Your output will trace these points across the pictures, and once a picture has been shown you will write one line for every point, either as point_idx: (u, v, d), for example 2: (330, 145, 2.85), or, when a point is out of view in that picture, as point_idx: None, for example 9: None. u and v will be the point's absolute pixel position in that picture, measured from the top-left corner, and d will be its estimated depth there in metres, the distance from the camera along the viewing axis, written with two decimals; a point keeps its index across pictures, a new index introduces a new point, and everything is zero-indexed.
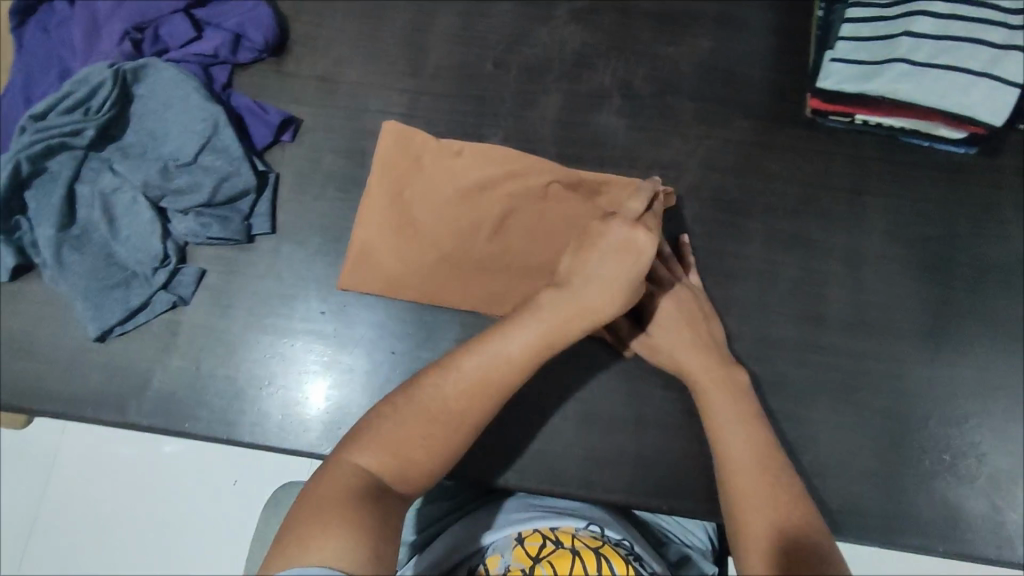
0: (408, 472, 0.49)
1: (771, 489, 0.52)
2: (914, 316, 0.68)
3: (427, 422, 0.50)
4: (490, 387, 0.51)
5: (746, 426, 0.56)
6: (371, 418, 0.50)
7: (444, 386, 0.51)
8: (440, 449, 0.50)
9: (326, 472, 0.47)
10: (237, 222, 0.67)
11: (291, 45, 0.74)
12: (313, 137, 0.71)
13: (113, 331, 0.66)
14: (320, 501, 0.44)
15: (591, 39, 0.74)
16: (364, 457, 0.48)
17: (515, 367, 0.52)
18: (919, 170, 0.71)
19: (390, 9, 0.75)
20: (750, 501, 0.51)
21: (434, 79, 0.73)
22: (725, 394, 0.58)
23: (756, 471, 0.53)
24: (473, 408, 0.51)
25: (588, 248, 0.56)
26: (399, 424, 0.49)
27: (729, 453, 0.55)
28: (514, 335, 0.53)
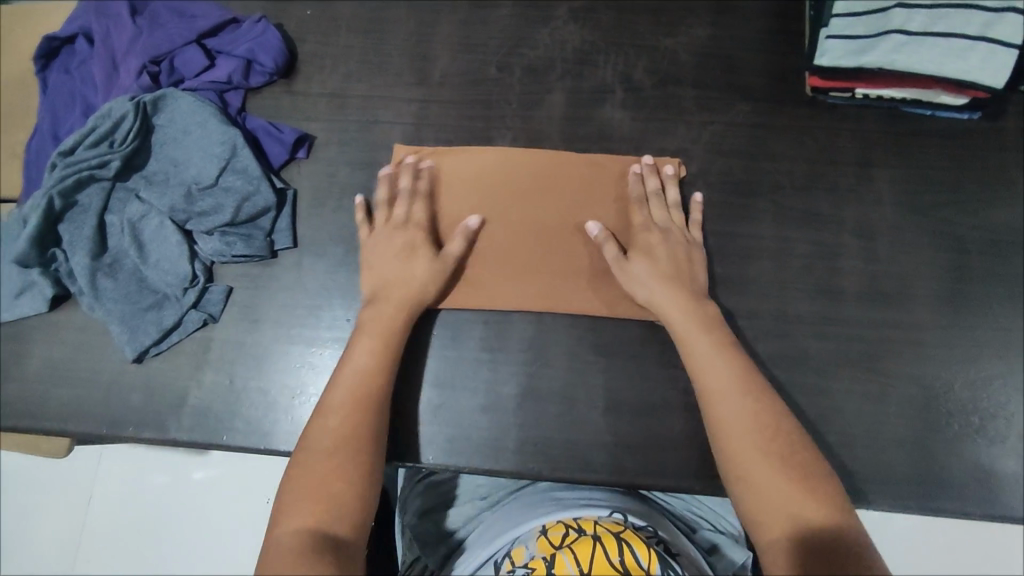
0: (338, 511, 0.54)
1: (760, 427, 0.57)
2: (930, 282, 0.68)
3: (330, 458, 0.56)
4: (361, 402, 0.60)
5: (728, 363, 0.60)
6: (286, 488, 0.56)
7: (323, 425, 0.58)
8: (353, 470, 0.56)
9: (271, 545, 0.52)
10: (260, 239, 0.69)
11: (300, 66, 0.76)
12: (328, 152, 0.73)
13: (149, 352, 0.68)
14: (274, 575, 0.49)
15: (590, 37, 0.76)
16: (293, 520, 0.53)
17: (369, 379, 0.61)
18: (924, 139, 0.72)
19: (393, 23, 0.77)
20: (744, 440, 0.57)
21: (441, 87, 0.75)
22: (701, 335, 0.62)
23: (745, 410, 0.58)
24: (357, 424, 0.58)
25: (393, 259, 0.66)
26: (306, 477, 0.55)
27: (722, 410, 0.59)
28: (355, 355, 0.62)
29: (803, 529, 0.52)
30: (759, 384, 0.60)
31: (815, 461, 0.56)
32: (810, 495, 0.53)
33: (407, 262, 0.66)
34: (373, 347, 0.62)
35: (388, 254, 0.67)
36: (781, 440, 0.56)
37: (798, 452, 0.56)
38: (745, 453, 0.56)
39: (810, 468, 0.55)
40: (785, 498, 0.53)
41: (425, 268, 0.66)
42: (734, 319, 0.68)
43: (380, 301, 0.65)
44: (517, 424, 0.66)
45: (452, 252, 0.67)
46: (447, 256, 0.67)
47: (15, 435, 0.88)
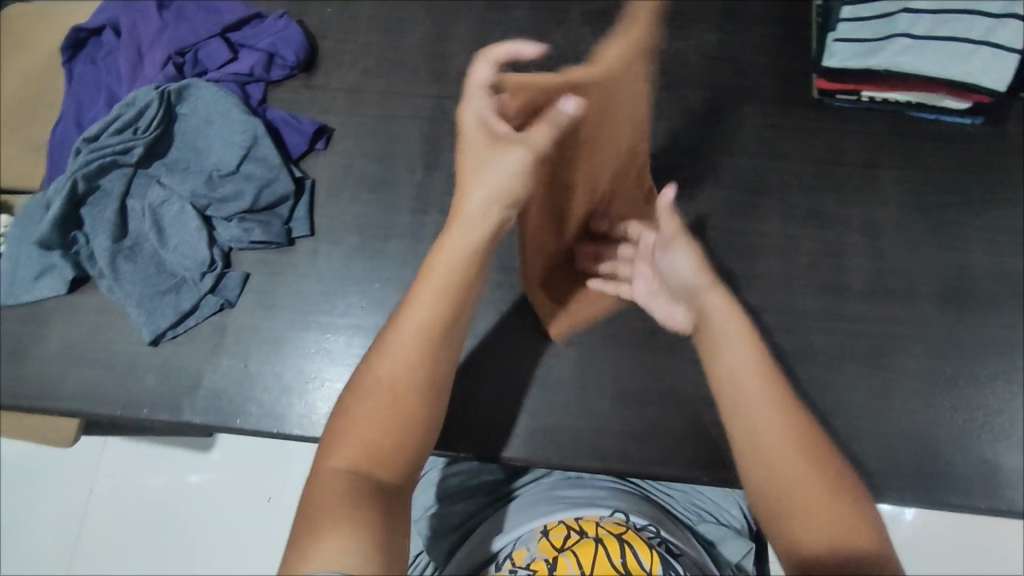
0: (386, 458, 0.50)
1: (796, 446, 0.50)
2: (935, 280, 0.70)
3: (381, 402, 0.52)
4: (428, 345, 0.54)
5: (761, 378, 0.54)
6: (334, 423, 0.52)
7: (383, 362, 0.54)
8: (413, 420, 0.52)
9: (313, 483, 0.48)
10: (278, 226, 0.71)
11: (320, 61, 0.79)
12: (345, 145, 0.75)
13: (166, 335, 0.69)
14: (322, 501, 0.46)
15: (603, 39, 0.78)
16: (337, 458, 0.49)
17: (432, 319, 0.55)
18: (927, 142, 0.73)
19: (411, 22, 0.80)
20: (779, 457, 0.50)
21: (457, 83, 0.77)
22: (735, 347, 0.56)
23: (778, 408, 0.52)
24: (425, 370, 0.54)
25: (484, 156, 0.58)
26: (357, 418, 0.51)
27: (759, 420, 0.52)
28: (423, 290, 0.56)
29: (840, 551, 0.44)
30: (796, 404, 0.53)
31: (849, 482, 0.49)
32: (846, 521, 0.46)
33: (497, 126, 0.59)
34: (440, 285, 0.55)
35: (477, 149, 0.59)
36: (817, 462, 0.50)
37: (834, 474, 0.49)
38: (777, 469, 0.49)
39: (846, 495, 0.48)
40: (819, 524, 0.46)
41: (507, 183, 0.57)
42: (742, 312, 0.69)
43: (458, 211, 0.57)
44: (528, 412, 0.67)
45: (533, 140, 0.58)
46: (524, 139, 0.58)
47: (12, 426, 0.87)
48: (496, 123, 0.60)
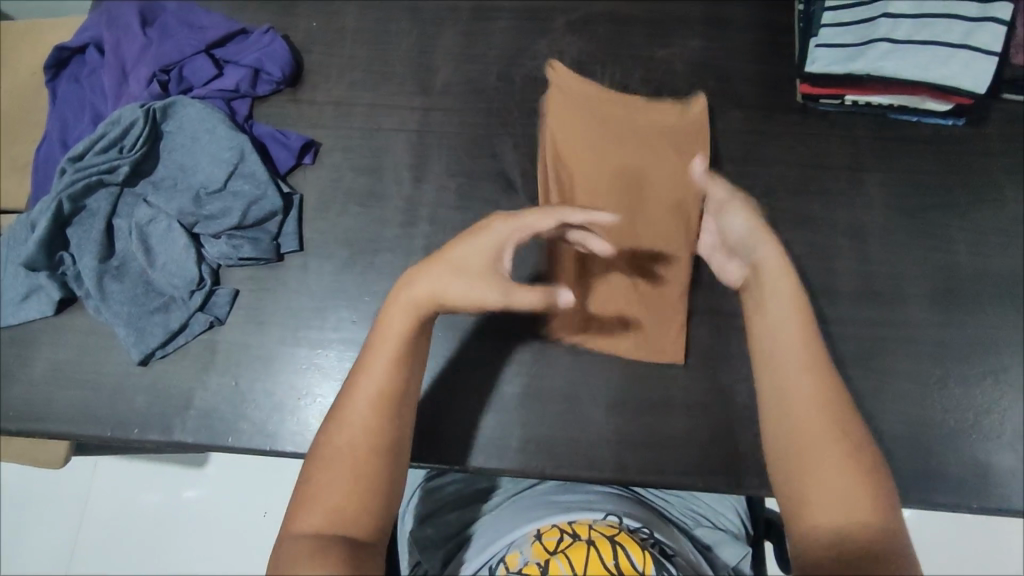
0: (354, 521, 0.47)
1: (832, 406, 0.51)
2: (922, 281, 0.70)
3: (344, 467, 0.49)
4: (387, 400, 0.52)
5: (802, 340, 0.55)
6: (300, 486, 0.49)
7: (338, 431, 0.50)
8: (379, 470, 0.49)
9: (279, 548, 0.46)
10: (267, 242, 0.70)
11: (305, 76, 0.79)
12: (333, 159, 0.75)
13: (155, 355, 0.68)
14: (291, 571, 0.44)
15: (588, 48, 0.79)
16: (304, 522, 0.47)
17: (390, 379, 0.52)
18: (911, 144, 0.74)
19: (396, 35, 0.80)
20: (813, 415, 0.51)
21: (443, 95, 0.77)
22: (779, 306, 0.56)
23: (817, 379, 0.52)
24: (381, 426, 0.51)
25: (466, 261, 0.55)
26: (323, 480, 0.48)
27: (794, 391, 0.52)
28: (383, 345, 0.53)
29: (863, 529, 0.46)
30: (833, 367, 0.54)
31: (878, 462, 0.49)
32: (864, 486, 0.47)
33: (487, 261, 0.55)
34: (398, 348, 0.53)
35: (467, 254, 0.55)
36: (850, 424, 0.50)
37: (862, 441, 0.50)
38: (810, 424, 0.50)
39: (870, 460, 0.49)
40: (843, 483, 0.47)
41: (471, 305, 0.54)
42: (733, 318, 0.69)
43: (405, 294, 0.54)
44: (522, 423, 0.67)
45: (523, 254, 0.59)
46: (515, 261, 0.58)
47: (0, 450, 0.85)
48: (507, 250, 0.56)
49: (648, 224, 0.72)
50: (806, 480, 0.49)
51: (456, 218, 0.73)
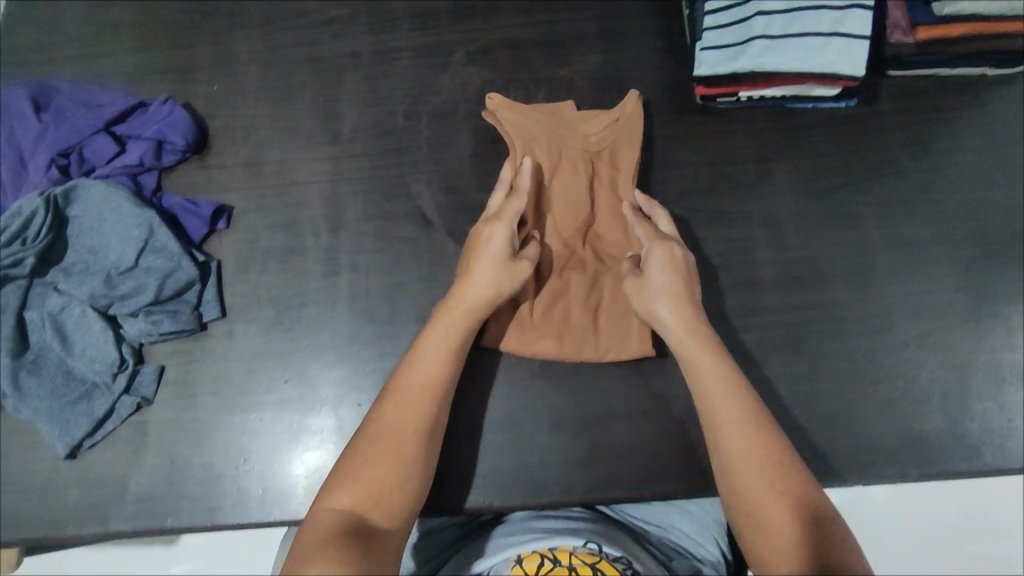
0: (382, 504, 0.55)
1: (765, 448, 0.55)
2: (839, 261, 0.72)
3: (385, 450, 0.57)
4: (427, 395, 0.60)
5: (724, 378, 0.59)
6: (340, 464, 0.57)
7: (385, 417, 0.58)
8: (411, 462, 0.57)
9: (309, 524, 0.53)
10: (187, 313, 0.69)
11: (211, 141, 0.78)
12: (247, 220, 0.75)
13: (83, 445, 0.66)
14: (313, 543, 0.50)
15: (490, 76, 0.80)
16: (339, 497, 0.54)
17: (435, 372, 0.61)
18: (810, 129, 0.77)
19: (298, 88, 0.80)
20: (750, 460, 0.55)
21: (352, 141, 0.77)
22: (699, 350, 0.61)
23: (739, 407, 0.57)
24: (419, 419, 0.59)
25: (484, 261, 0.64)
26: (366, 461, 0.56)
27: (721, 423, 0.57)
28: (427, 342, 0.62)
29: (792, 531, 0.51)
30: (771, 419, 0.57)
31: (799, 471, 0.54)
32: (788, 492, 0.53)
33: (499, 255, 0.64)
34: (444, 341, 0.62)
35: (489, 257, 0.64)
36: (787, 465, 0.54)
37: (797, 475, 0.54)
38: (748, 469, 0.54)
39: (811, 497, 0.53)
40: (784, 524, 0.51)
41: (493, 295, 0.63)
42: None
43: (452, 303, 0.64)
44: (467, 458, 0.66)
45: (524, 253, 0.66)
46: (523, 258, 0.65)
47: None
48: (511, 244, 0.65)
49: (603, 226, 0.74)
50: (749, 503, 0.54)
51: (378, 262, 0.72)
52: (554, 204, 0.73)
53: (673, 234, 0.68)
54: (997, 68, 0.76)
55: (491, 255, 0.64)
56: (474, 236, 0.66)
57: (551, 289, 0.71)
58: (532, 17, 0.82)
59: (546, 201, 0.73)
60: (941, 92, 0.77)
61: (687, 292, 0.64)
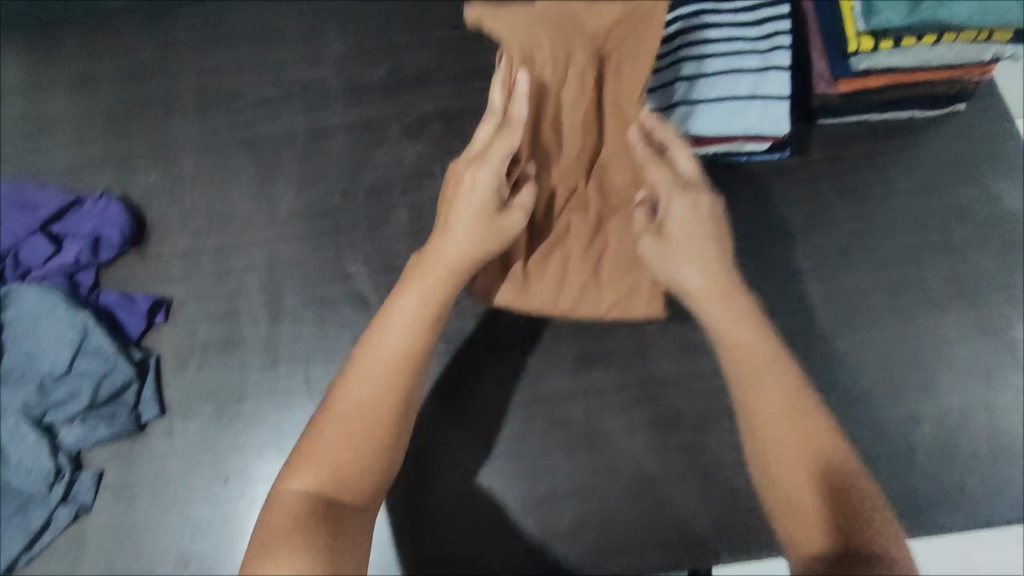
0: (348, 482, 0.49)
1: (791, 409, 0.51)
2: (781, 317, 0.72)
3: (358, 420, 0.51)
4: (399, 369, 0.53)
5: (764, 347, 0.54)
6: (302, 442, 0.51)
7: (355, 389, 0.52)
8: (383, 442, 0.51)
9: (271, 506, 0.47)
10: (124, 415, 0.68)
11: (150, 232, 0.78)
12: (186, 311, 0.74)
13: (21, 559, 0.65)
14: (278, 533, 0.44)
15: (425, 149, 0.80)
16: (304, 478, 0.48)
17: (408, 338, 0.54)
18: (744, 183, 0.77)
19: (235, 172, 0.80)
20: (780, 427, 0.51)
21: (289, 224, 0.77)
22: (733, 318, 0.56)
23: (780, 382, 0.52)
24: (393, 390, 0.52)
25: (468, 206, 0.57)
26: (336, 433, 0.50)
27: (760, 396, 0.52)
28: (400, 305, 0.55)
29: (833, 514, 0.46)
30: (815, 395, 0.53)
31: (843, 452, 0.50)
32: (830, 474, 0.48)
33: (485, 201, 0.57)
34: (423, 302, 0.55)
35: (471, 203, 0.57)
36: (831, 443, 0.50)
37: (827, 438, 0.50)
38: (778, 434, 0.51)
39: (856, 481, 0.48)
40: (820, 505, 0.47)
41: (476, 247, 0.57)
42: (604, 394, 0.70)
43: (432, 260, 0.57)
44: (409, 546, 0.67)
45: (515, 199, 0.60)
46: (514, 205, 0.59)
47: None
48: (499, 191, 0.58)
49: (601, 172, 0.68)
50: (783, 481, 0.49)
51: (318, 348, 0.72)
52: (553, 134, 0.64)
53: (696, 177, 0.59)
54: (926, 110, 0.76)
55: (477, 198, 0.57)
56: (454, 181, 0.60)
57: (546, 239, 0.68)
58: (466, 86, 0.83)
59: (544, 130, 0.64)
60: (873, 138, 0.78)
61: (711, 248, 0.58)
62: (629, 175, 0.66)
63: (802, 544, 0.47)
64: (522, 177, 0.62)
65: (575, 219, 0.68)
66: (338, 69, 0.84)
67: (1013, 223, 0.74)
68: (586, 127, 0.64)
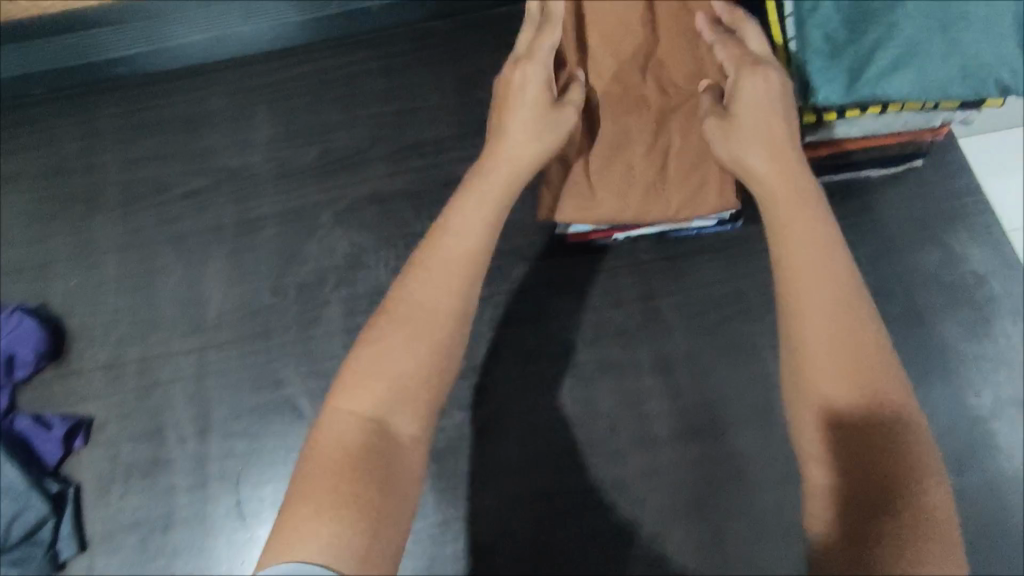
0: (407, 399, 0.43)
1: (849, 329, 0.42)
2: (739, 403, 0.68)
3: (409, 333, 0.44)
4: (464, 272, 0.47)
5: (825, 237, 0.45)
6: (357, 351, 0.44)
7: (416, 290, 0.46)
8: (444, 354, 0.45)
9: (321, 430, 0.42)
10: (40, 556, 0.63)
11: (70, 344, 0.74)
12: (107, 432, 0.69)
13: None
14: (330, 465, 0.40)
15: (358, 237, 0.76)
16: (357, 399, 0.43)
17: (472, 242, 0.48)
18: (696, 259, 0.72)
19: (160, 273, 0.76)
20: (841, 325, 0.42)
21: (217, 327, 0.73)
22: (791, 208, 0.47)
23: (840, 274, 0.44)
24: (456, 296, 0.46)
25: (518, 110, 0.53)
26: (387, 347, 0.44)
27: (813, 282, 0.44)
28: (459, 211, 0.49)
29: (891, 429, 0.40)
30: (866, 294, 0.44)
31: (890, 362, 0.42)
32: (888, 387, 0.41)
33: (539, 106, 0.54)
34: (484, 207, 0.49)
35: (524, 111, 0.53)
36: (882, 349, 0.42)
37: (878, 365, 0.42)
38: (819, 346, 0.42)
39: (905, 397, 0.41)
40: (882, 414, 0.40)
41: (529, 155, 0.53)
42: (555, 500, 0.66)
43: (493, 165, 0.52)
44: None
45: (569, 99, 0.56)
46: (564, 104, 0.55)
47: None
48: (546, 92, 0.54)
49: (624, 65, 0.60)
50: (838, 381, 0.41)
51: (250, 465, 0.68)
52: (595, 35, 0.60)
53: (766, 56, 0.54)
54: (885, 166, 0.73)
55: (531, 96, 0.54)
56: (502, 87, 0.56)
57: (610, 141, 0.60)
58: (401, 165, 0.79)
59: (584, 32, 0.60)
60: (830, 199, 0.74)
61: (782, 130, 0.51)
62: (688, 69, 0.59)
63: (814, 477, 0.42)
64: (569, 77, 0.59)
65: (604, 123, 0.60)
66: (267, 154, 0.80)
67: (979, 286, 0.70)
68: (630, 27, 0.60)
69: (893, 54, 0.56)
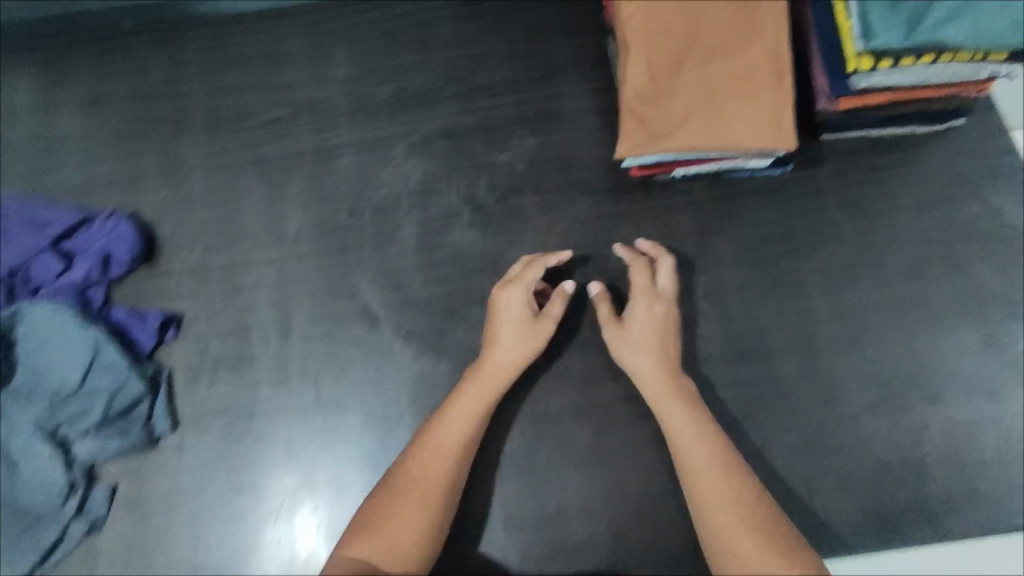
0: (399, 552, 0.55)
1: (736, 506, 0.55)
2: (784, 331, 0.73)
3: (410, 498, 0.58)
4: (456, 450, 0.61)
5: (700, 433, 0.61)
6: (364, 510, 0.58)
7: (415, 463, 0.60)
8: (434, 517, 0.58)
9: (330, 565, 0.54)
10: (137, 431, 0.70)
11: (159, 248, 0.79)
12: (196, 328, 0.75)
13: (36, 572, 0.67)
14: None
15: (431, 167, 0.81)
16: (360, 547, 0.54)
17: (459, 429, 0.62)
18: (749, 198, 0.77)
19: (243, 191, 0.82)
20: (724, 502, 0.55)
21: (297, 241, 0.78)
22: (678, 410, 0.62)
23: (717, 455, 0.59)
24: (446, 468, 0.60)
25: (494, 321, 0.68)
26: (393, 513, 0.57)
27: (694, 465, 0.59)
28: (452, 404, 0.64)
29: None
30: (744, 467, 0.58)
31: (780, 529, 0.54)
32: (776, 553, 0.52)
33: (524, 314, 0.67)
34: (470, 401, 0.64)
35: (503, 323, 0.67)
36: (761, 510, 0.55)
37: (772, 528, 0.54)
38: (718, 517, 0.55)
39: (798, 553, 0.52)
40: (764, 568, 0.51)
41: (514, 357, 0.66)
42: (610, 408, 0.73)
43: (477, 368, 0.66)
44: None
45: (548, 310, 0.68)
46: (547, 314, 0.68)
47: None
48: (527, 307, 0.67)
49: (700, 11, 0.69)
50: (729, 545, 0.53)
51: (328, 365, 0.73)
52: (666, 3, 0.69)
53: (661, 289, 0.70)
54: (925, 125, 0.77)
55: (512, 308, 0.67)
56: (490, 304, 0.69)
57: (693, 91, 0.69)
58: (471, 104, 0.84)
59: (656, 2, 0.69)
60: (877, 152, 0.79)
61: (669, 340, 0.67)
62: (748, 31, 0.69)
63: None
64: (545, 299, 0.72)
65: (683, 58, 0.69)
66: (345, 88, 0.85)
67: (1015, 237, 0.75)
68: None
69: (949, 6, 0.60)
